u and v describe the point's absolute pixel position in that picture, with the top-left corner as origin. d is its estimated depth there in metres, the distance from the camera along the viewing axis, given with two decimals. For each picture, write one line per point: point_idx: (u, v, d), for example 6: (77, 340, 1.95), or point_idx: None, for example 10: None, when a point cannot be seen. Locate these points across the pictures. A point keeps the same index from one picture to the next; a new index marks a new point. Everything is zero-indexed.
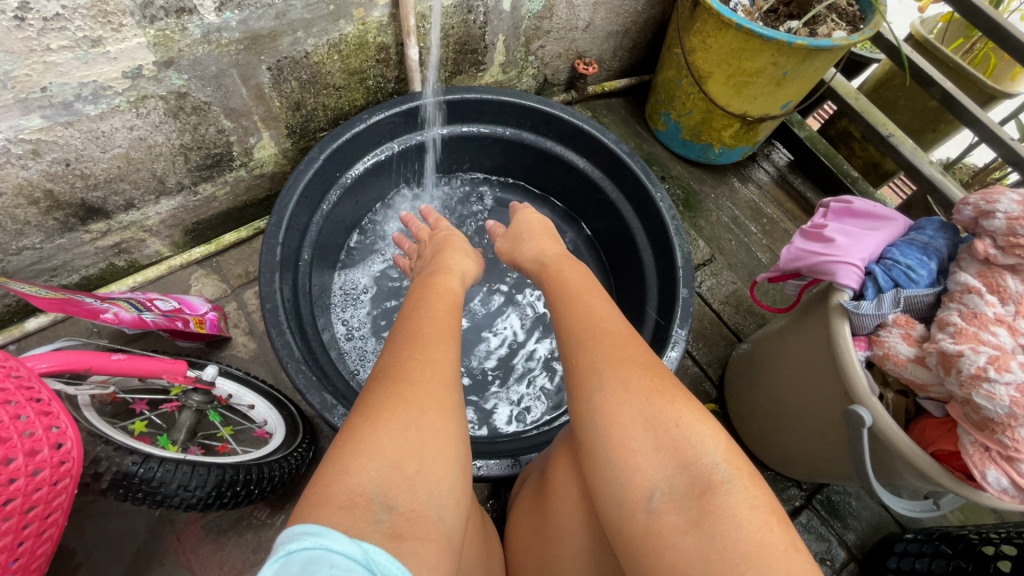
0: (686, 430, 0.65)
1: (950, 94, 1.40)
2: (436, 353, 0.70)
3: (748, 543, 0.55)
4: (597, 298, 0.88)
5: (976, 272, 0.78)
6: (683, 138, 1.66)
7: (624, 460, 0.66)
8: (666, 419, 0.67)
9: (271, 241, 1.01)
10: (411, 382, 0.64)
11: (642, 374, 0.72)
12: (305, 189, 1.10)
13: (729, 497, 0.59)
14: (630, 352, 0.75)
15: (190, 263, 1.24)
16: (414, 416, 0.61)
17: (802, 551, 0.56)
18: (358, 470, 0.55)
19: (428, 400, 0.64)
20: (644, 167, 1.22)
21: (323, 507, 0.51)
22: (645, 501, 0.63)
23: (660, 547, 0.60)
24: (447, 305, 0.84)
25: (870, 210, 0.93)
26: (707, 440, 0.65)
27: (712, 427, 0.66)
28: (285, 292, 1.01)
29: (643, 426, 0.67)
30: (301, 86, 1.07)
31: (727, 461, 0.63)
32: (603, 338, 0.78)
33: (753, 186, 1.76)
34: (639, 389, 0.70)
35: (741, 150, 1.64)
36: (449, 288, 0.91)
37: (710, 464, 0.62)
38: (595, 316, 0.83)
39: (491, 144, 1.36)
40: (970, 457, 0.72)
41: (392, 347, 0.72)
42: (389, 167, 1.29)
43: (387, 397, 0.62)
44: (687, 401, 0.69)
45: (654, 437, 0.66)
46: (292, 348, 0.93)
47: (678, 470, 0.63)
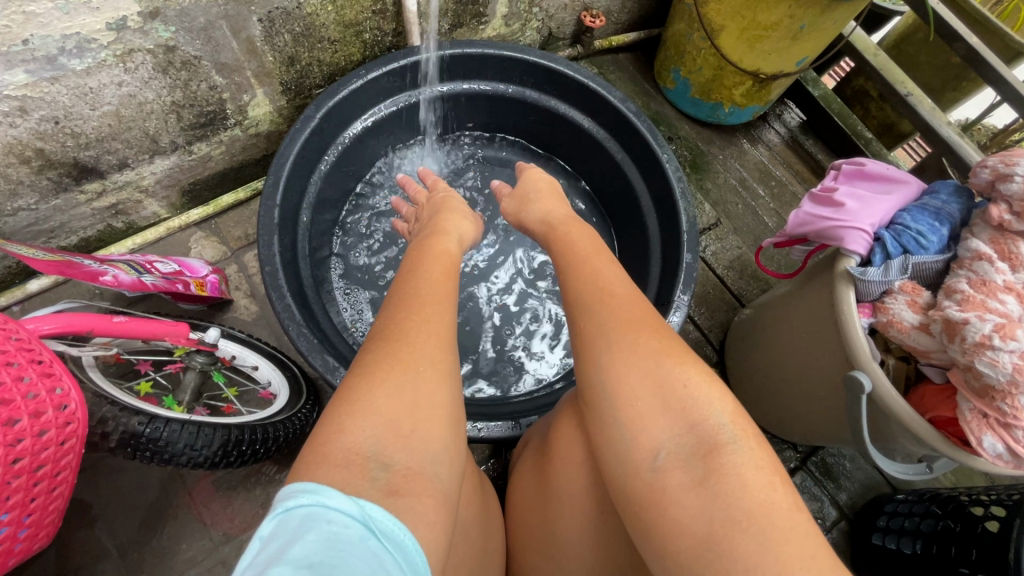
0: (689, 391, 0.65)
1: (974, 49, 1.34)
2: (436, 323, 0.69)
3: (751, 502, 0.56)
4: (600, 261, 0.87)
5: (989, 238, 0.76)
6: (693, 96, 1.60)
7: (628, 422, 0.66)
8: (669, 380, 0.67)
9: (268, 202, 1.00)
10: (409, 343, 0.64)
11: (645, 335, 0.72)
12: (302, 149, 1.07)
13: (733, 456, 0.60)
14: (633, 314, 0.75)
15: (188, 225, 1.23)
16: (409, 377, 0.61)
17: (800, 508, 0.57)
18: (355, 431, 0.55)
19: (428, 368, 0.63)
20: (651, 127, 1.18)
21: (319, 464, 0.51)
22: (650, 460, 0.63)
23: (662, 505, 0.61)
24: (450, 274, 0.82)
25: (883, 173, 0.90)
26: (710, 400, 0.65)
27: (712, 388, 0.66)
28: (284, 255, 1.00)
29: (646, 387, 0.67)
30: (294, 40, 1.02)
31: (732, 421, 0.63)
32: (605, 302, 0.77)
33: (763, 147, 1.71)
34: (639, 349, 0.70)
35: (752, 109, 1.58)
36: (452, 255, 0.89)
37: (714, 424, 0.63)
38: (597, 279, 0.82)
39: (493, 102, 1.32)
40: (968, 423, 0.72)
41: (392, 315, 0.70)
42: (388, 126, 1.25)
43: (388, 365, 0.61)
44: (688, 361, 0.69)
45: (653, 399, 0.66)
46: (293, 311, 0.93)
47: (681, 431, 0.63)
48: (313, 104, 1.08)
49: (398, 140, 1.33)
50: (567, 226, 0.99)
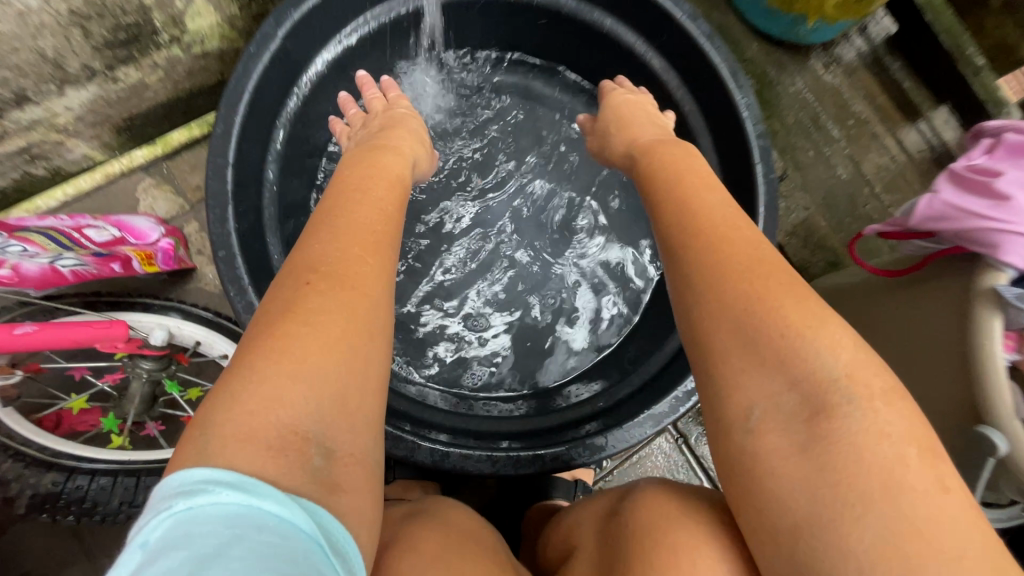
0: (809, 346, 0.46)
1: None
2: (361, 279, 0.59)
3: (872, 479, 0.41)
4: (703, 193, 0.61)
5: None
6: (768, 5, 1.25)
7: (726, 378, 0.49)
8: (778, 321, 0.48)
9: (216, 160, 0.73)
10: (301, 317, 0.53)
11: (756, 268, 0.51)
12: (262, 82, 0.78)
13: (850, 423, 0.43)
14: (742, 250, 0.53)
15: (133, 169, 0.99)
16: (293, 353, 0.51)
17: (948, 486, 0.41)
18: (269, 407, 0.47)
19: (351, 329, 0.55)
20: (729, 58, 0.87)
21: (227, 438, 0.45)
22: (742, 418, 0.47)
23: (751, 469, 0.46)
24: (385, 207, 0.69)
25: None
26: (830, 352, 0.46)
27: (841, 334, 0.47)
28: (245, 231, 0.76)
29: (742, 335, 0.48)
30: None
31: (851, 378, 0.45)
32: (708, 240, 0.55)
33: (843, 75, 1.38)
34: (749, 285, 0.50)
35: (843, 26, 1.24)
36: (388, 185, 0.73)
37: (829, 380, 0.45)
38: (699, 218, 0.58)
39: (515, 13, 0.99)
40: None
41: (305, 270, 0.58)
42: (377, 45, 0.95)
43: (304, 337, 0.52)
44: (806, 299, 0.50)
45: (751, 348, 0.48)
46: (258, 313, 0.72)
47: (784, 383, 0.46)
48: (272, 16, 0.78)
49: (393, 63, 1.02)
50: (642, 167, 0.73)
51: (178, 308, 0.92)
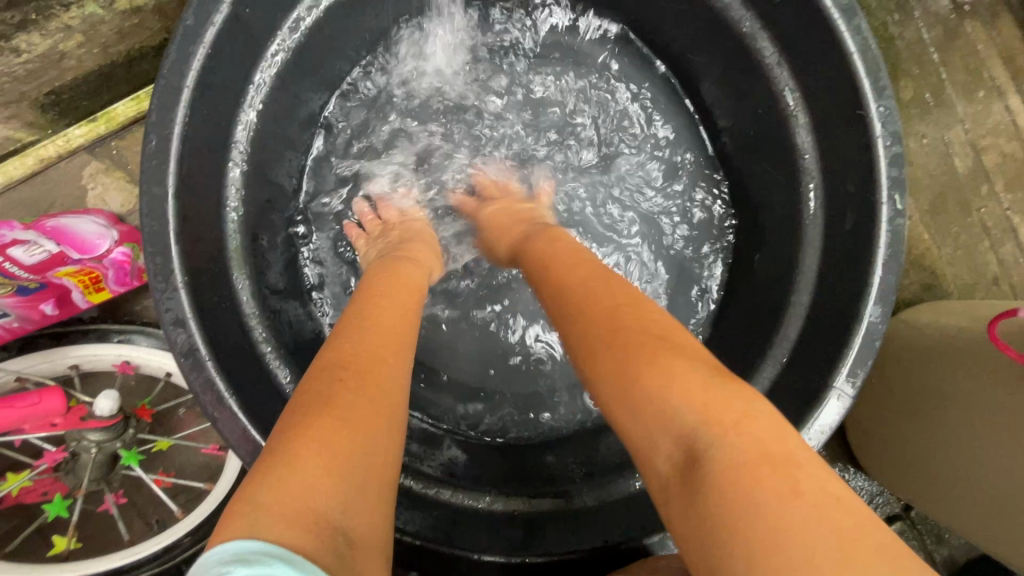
0: (666, 389, 0.40)
1: None
2: (385, 376, 0.48)
3: (749, 521, 0.33)
4: (571, 274, 0.54)
5: None
6: None
7: (632, 431, 0.42)
8: (636, 370, 0.42)
9: (151, 190, 0.54)
10: (343, 384, 0.46)
11: (610, 320, 0.46)
12: (209, 69, 0.56)
13: (716, 467, 0.36)
14: (607, 299, 0.48)
15: (74, 151, 0.79)
16: (337, 415, 0.43)
17: (824, 507, 0.33)
18: (313, 491, 0.38)
19: (382, 416, 0.45)
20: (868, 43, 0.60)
21: (265, 514, 0.36)
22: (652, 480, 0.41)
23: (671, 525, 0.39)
24: (403, 308, 0.57)
25: None
26: (697, 384, 0.39)
27: (687, 362, 0.41)
28: (200, 277, 0.59)
29: (617, 386, 0.42)
30: None
31: (705, 413, 0.38)
32: (576, 301, 0.50)
33: (984, 27, 1.06)
34: (614, 328, 0.45)
35: None
36: (411, 292, 0.60)
37: (689, 421, 0.38)
38: (569, 282, 0.53)
39: None
40: None
41: (329, 367, 0.48)
42: None
43: (338, 429, 0.42)
44: (677, 343, 0.43)
45: (630, 401, 0.41)
46: (219, 394, 0.56)
47: (659, 428, 0.40)
48: None
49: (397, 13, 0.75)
50: (538, 241, 0.62)
51: (140, 332, 0.75)
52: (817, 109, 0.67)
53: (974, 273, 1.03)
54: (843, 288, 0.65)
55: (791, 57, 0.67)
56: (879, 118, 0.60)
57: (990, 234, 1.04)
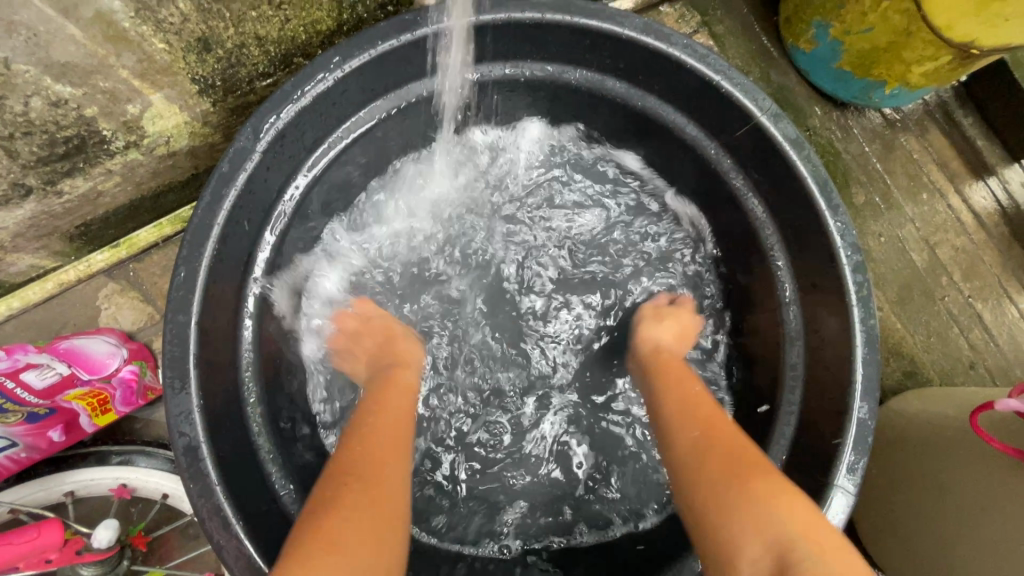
0: (769, 504, 0.50)
1: None
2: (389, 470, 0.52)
3: None
4: (685, 390, 0.66)
5: None
6: (838, 68, 1.07)
7: (718, 543, 0.50)
8: (733, 478, 0.53)
9: (176, 319, 0.57)
10: (366, 475, 0.51)
11: (732, 439, 0.58)
12: (236, 206, 0.62)
13: (816, 571, 0.45)
14: (710, 429, 0.59)
15: (92, 274, 0.83)
16: (368, 513, 0.47)
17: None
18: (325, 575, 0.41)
19: (391, 512, 0.49)
20: (820, 170, 0.69)
21: None
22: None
23: None
24: (401, 406, 0.62)
25: None
26: (783, 496, 0.51)
27: (784, 481, 0.53)
28: (212, 402, 0.60)
29: (713, 490, 0.53)
30: (199, 10, 0.54)
31: (806, 536, 0.48)
32: (682, 411, 0.62)
33: (917, 138, 1.21)
34: (710, 459, 0.55)
35: (930, 91, 1.05)
36: (407, 391, 0.65)
37: (792, 537, 0.48)
38: (687, 403, 0.64)
39: (549, 94, 0.81)
40: None
41: (337, 469, 0.52)
42: (387, 135, 0.78)
43: (347, 521, 0.46)
44: (771, 470, 0.54)
45: (722, 501, 0.52)
46: (226, 519, 0.56)
47: (754, 534, 0.49)
48: (248, 122, 0.61)
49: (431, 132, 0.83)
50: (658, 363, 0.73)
51: (140, 452, 0.75)
52: (784, 225, 0.75)
53: (950, 357, 1.08)
54: (831, 386, 0.69)
55: (756, 182, 0.76)
56: (838, 232, 0.68)
57: (958, 321, 1.11)
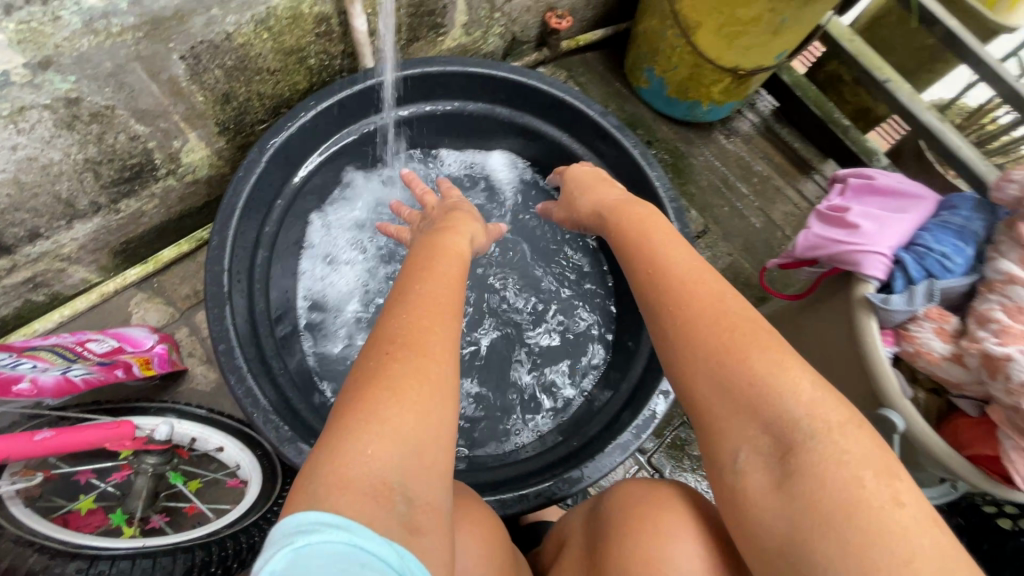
0: (787, 374, 0.54)
1: (953, 32, 1.33)
2: (429, 337, 0.58)
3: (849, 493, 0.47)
4: (677, 253, 0.70)
5: (1018, 259, 0.70)
6: (669, 96, 1.50)
7: (729, 408, 0.55)
8: (728, 352, 0.56)
9: (215, 268, 0.85)
10: (421, 352, 0.56)
11: (722, 303, 0.61)
12: (250, 198, 0.92)
13: (818, 452, 0.49)
14: (706, 299, 0.62)
15: (126, 286, 1.08)
16: (409, 392, 0.53)
17: (908, 507, 0.46)
18: (363, 461, 0.48)
19: (435, 384, 0.55)
20: (636, 141, 1.07)
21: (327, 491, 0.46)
22: (728, 460, 0.55)
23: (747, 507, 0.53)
24: (449, 288, 0.66)
25: (895, 187, 0.82)
26: (781, 368, 0.54)
27: (784, 351, 0.56)
28: (240, 327, 0.85)
29: (697, 358, 0.58)
30: (227, 74, 0.87)
31: (810, 416, 0.51)
32: (669, 281, 0.65)
33: (740, 141, 1.65)
34: (720, 320, 0.59)
35: (732, 104, 1.49)
36: (454, 262, 0.74)
37: (793, 418, 0.52)
38: (669, 273, 0.66)
39: (459, 122, 1.18)
40: (1012, 463, 0.66)
41: (374, 342, 0.57)
42: (348, 157, 1.12)
43: (396, 412, 0.51)
44: (766, 339, 0.57)
45: (732, 362, 0.56)
46: (257, 395, 0.80)
47: (768, 406, 0.53)
48: (257, 144, 0.93)
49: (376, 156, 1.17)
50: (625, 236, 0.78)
51: (171, 408, 0.93)
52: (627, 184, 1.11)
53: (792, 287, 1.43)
54: None
55: (605, 160, 1.13)
56: (655, 178, 1.04)
57: None
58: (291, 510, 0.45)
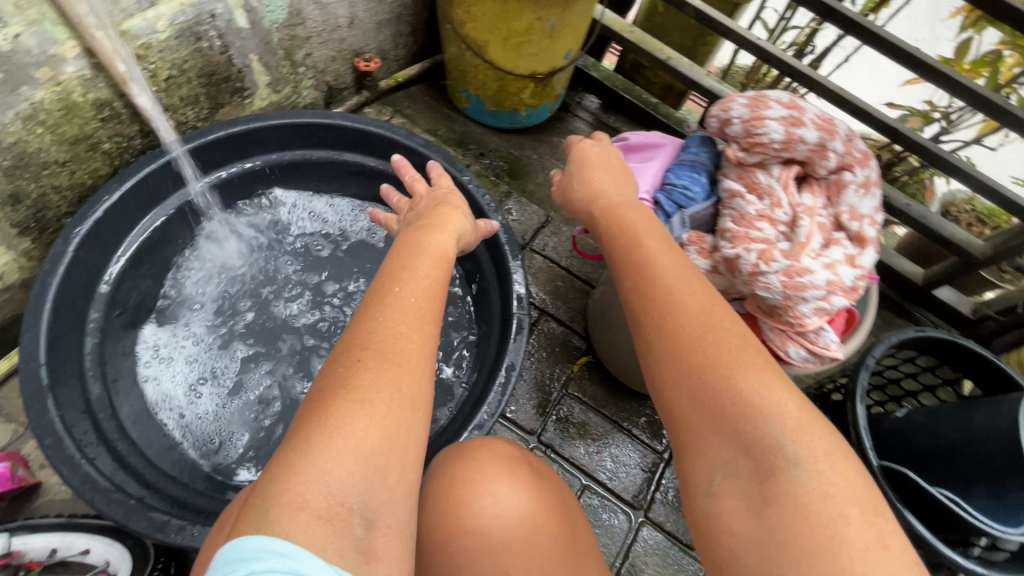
0: (764, 393, 0.55)
1: (701, 11, 1.56)
2: (404, 350, 0.59)
3: (812, 515, 0.50)
4: (665, 255, 0.71)
5: (736, 175, 0.84)
6: (490, 110, 1.63)
7: (698, 424, 0.58)
8: (710, 370, 0.58)
9: (30, 365, 0.84)
10: (395, 368, 0.57)
11: (711, 315, 0.62)
12: (62, 289, 0.92)
13: (801, 482, 0.51)
14: (695, 311, 0.63)
15: None
16: (367, 408, 0.53)
17: (894, 546, 0.48)
18: (319, 479, 0.48)
19: (405, 402, 0.55)
20: (444, 152, 1.16)
21: (279, 506, 0.46)
22: (705, 483, 0.57)
23: (720, 519, 0.56)
24: (429, 309, 0.66)
25: (644, 142, 0.96)
26: (769, 389, 0.55)
27: (766, 368, 0.58)
28: (69, 418, 0.84)
29: (675, 373, 0.60)
30: (8, 175, 0.88)
31: (795, 437, 0.53)
32: (656, 292, 0.67)
33: (570, 136, 1.81)
34: (706, 327, 0.61)
35: (547, 105, 1.65)
36: (438, 272, 0.73)
37: (775, 442, 0.53)
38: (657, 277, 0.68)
39: (282, 170, 1.23)
40: (773, 340, 0.80)
41: (351, 350, 0.58)
42: (172, 228, 1.14)
43: (360, 429, 0.51)
44: (752, 357, 0.58)
45: (706, 372, 0.58)
46: (95, 479, 0.79)
47: (749, 427, 0.54)
48: (61, 236, 0.94)
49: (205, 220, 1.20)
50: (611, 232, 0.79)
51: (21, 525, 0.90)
52: (448, 192, 1.20)
53: None
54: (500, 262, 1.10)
55: (424, 175, 1.22)
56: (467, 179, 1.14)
57: None
58: (243, 530, 0.45)
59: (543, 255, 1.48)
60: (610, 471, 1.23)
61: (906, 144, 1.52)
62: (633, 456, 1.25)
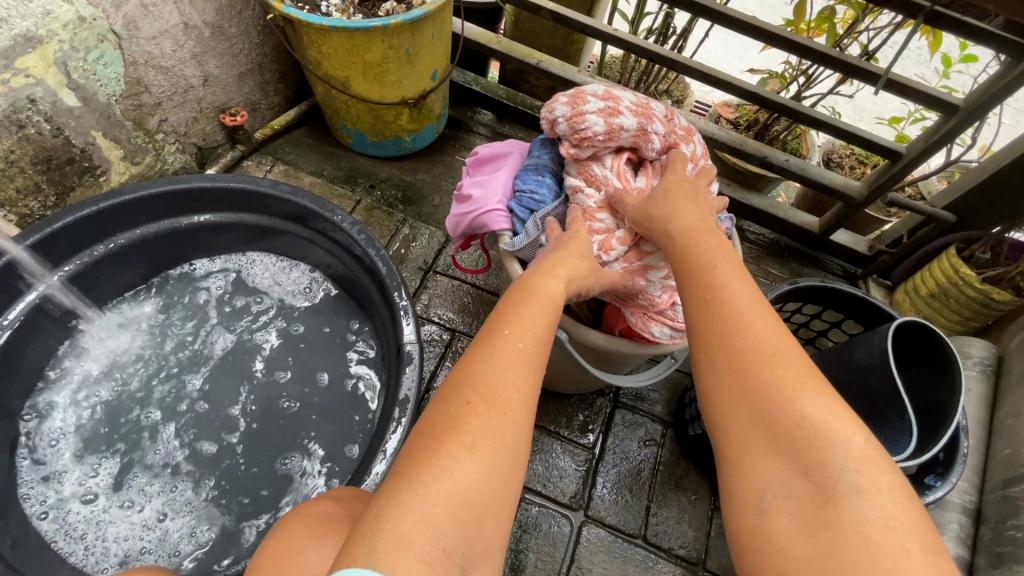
0: (835, 416, 0.51)
1: (557, 12, 1.60)
2: (516, 397, 0.55)
3: (865, 538, 0.44)
4: (738, 279, 0.64)
5: (576, 171, 0.89)
6: (373, 141, 1.62)
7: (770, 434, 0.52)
8: (774, 391, 0.53)
9: None
10: (500, 412, 0.53)
11: (784, 339, 0.57)
12: None
13: (862, 511, 0.46)
14: (777, 331, 0.58)
15: None
16: (473, 455, 0.50)
17: None
18: (418, 525, 0.45)
19: (507, 448, 0.52)
20: (311, 196, 1.13)
21: (381, 545, 0.44)
22: (754, 500, 0.51)
23: (763, 539, 0.49)
24: (536, 349, 0.60)
25: (493, 153, 0.98)
26: (834, 418, 0.51)
27: (837, 398, 0.53)
28: None
29: (739, 390, 0.55)
30: None
31: (858, 467, 0.48)
32: (730, 312, 0.60)
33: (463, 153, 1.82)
34: (782, 340, 0.57)
35: (429, 127, 1.66)
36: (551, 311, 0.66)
37: (839, 470, 0.48)
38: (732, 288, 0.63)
39: (152, 245, 1.19)
40: (637, 323, 0.85)
41: (455, 386, 0.55)
42: (33, 329, 1.08)
43: (465, 475, 0.49)
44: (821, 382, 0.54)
45: (778, 380, 0.54)
46: None
47: (824, 443, 0.50)
48: None
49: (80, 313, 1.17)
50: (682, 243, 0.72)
51: None
52: (323, 234, 1.18)
53: None
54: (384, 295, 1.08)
55: (297, 222, 1.19)
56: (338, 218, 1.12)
57: None
58: (350, 561, 0.44)
59: (450, 276, 1.47)
60: (542, 478, 1.23)
61: (770, 104, 1.59)
62: (562, 461, 1.25)
